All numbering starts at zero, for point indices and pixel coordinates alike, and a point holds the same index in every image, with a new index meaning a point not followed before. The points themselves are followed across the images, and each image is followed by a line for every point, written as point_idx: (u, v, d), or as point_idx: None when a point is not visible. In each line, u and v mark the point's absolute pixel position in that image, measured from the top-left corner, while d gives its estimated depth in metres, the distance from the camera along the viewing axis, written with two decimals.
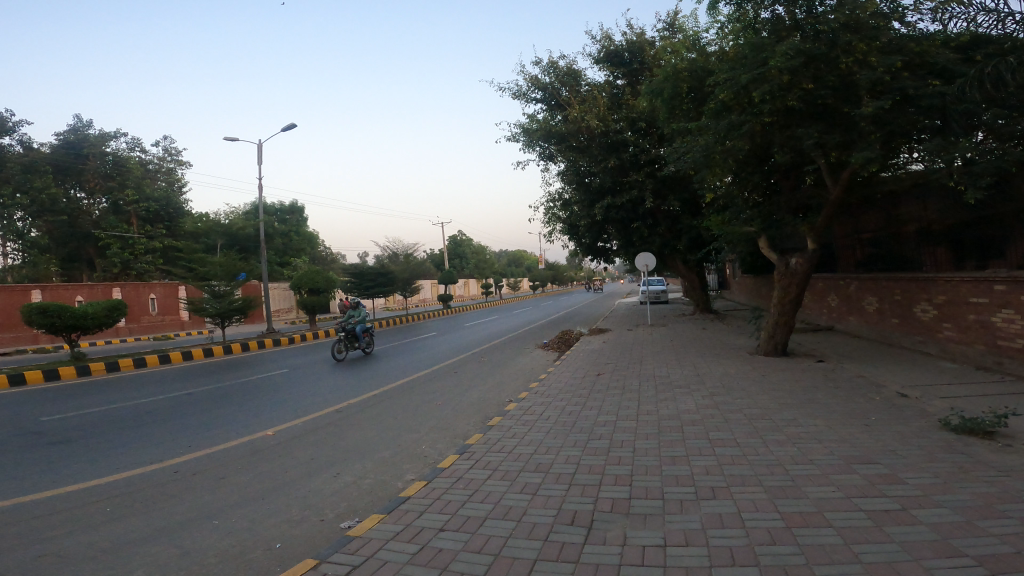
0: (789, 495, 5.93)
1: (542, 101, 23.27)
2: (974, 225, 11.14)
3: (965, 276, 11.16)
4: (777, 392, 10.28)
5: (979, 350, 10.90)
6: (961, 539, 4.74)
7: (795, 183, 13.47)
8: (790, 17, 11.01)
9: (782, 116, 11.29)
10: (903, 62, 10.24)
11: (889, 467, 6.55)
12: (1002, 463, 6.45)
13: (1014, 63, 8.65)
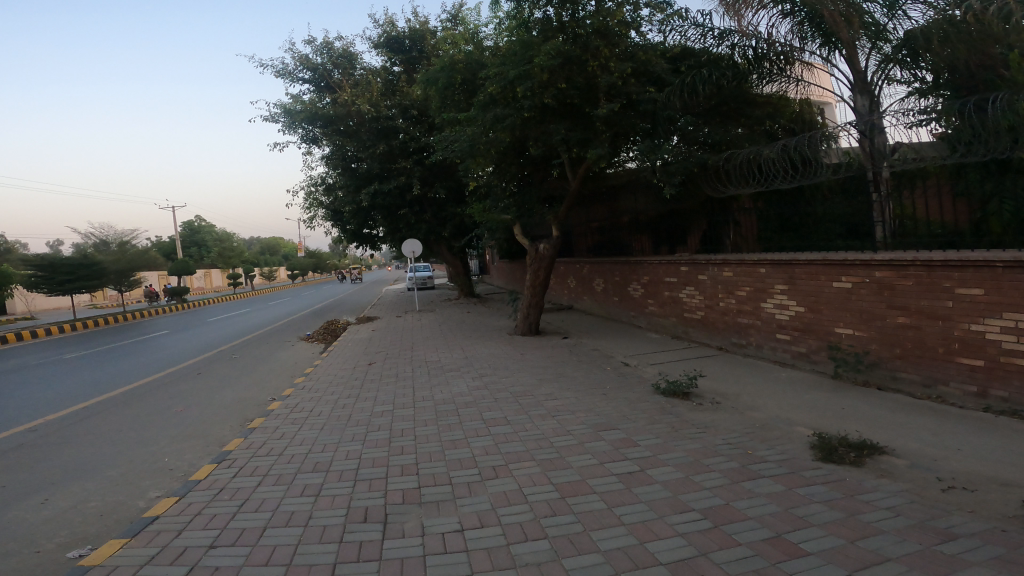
0: (556, 467, 6.45)
1: (310, 81, 21.70)
2: (667, 216, 13.20)
3: (660, 260, 13.19)
4: (535, 368, 11.12)
5: (671, 321, 12.97)
6: (688, 493, 5.59)
7: (543, 174, 14.36)
8: (557, 18, 11.73)
9: (538, 113, 12.09)
10: (632, 69, 11.64)
11: (627, 431, 7.51)
12: (702, 421, 7.73)
13: (705, 75, 10.87)
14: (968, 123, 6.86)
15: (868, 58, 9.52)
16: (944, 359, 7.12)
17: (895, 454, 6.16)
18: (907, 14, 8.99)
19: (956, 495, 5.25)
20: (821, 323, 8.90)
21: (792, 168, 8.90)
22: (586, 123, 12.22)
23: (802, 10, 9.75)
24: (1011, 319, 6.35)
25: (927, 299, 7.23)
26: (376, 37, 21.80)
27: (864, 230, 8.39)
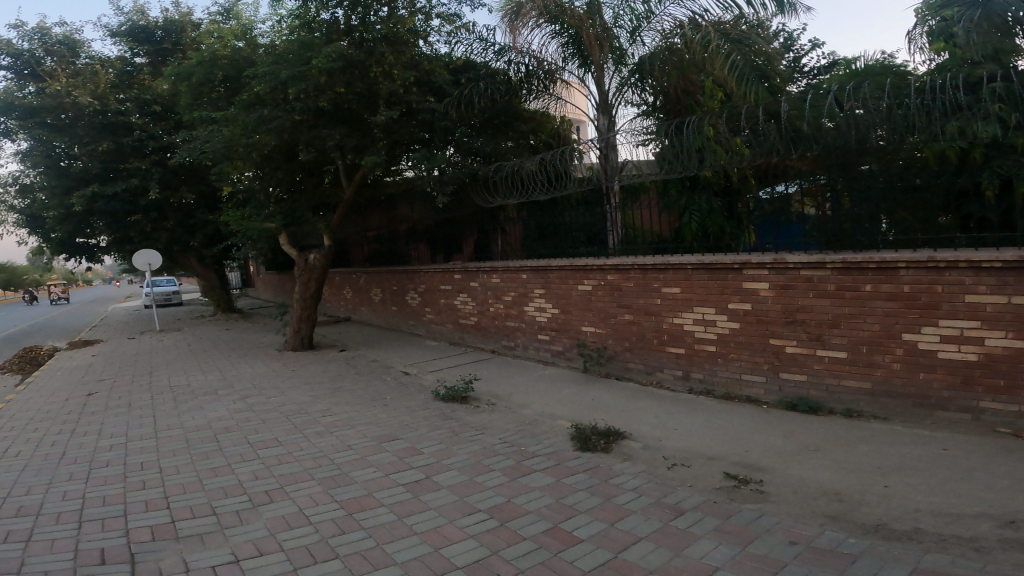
0: (341, 484, 5.49)
1: (8, 67, 18.27)
2: (442, 225, 12.54)
3: (436, 268, 12.56)
4: (305, 385, 10.17)
5: (448, 327, 12.40)
6: (473, 495, 5.07)
7: (316, 182, 13.66)
8: (345, 21, 10.92)
9: (312, 115, 11.06)
10: (415, 78, 11.17)
11: (411, 440, 6.58)
12: (480, 421, 7.04)
13: (482, 88, 10.72)
14: (671, 144, 7.16)
15: (611, 79, 9.90)
16: (658, 349, 7.41)
17: (632, 436, 6.05)
18: (644, 39, 9.51)
19: (678, 472, 5.18)
20: (573, 321, 8.74)
21: (547, 181, 8.74)
22: (366, 131, 11.39)
23: (568, 30, 9.82)
24: (700, 311, 6.82)
25: (643, 299, 7.53)
26: (113, 24, 19.32)
27: (598, 235, 8.48)
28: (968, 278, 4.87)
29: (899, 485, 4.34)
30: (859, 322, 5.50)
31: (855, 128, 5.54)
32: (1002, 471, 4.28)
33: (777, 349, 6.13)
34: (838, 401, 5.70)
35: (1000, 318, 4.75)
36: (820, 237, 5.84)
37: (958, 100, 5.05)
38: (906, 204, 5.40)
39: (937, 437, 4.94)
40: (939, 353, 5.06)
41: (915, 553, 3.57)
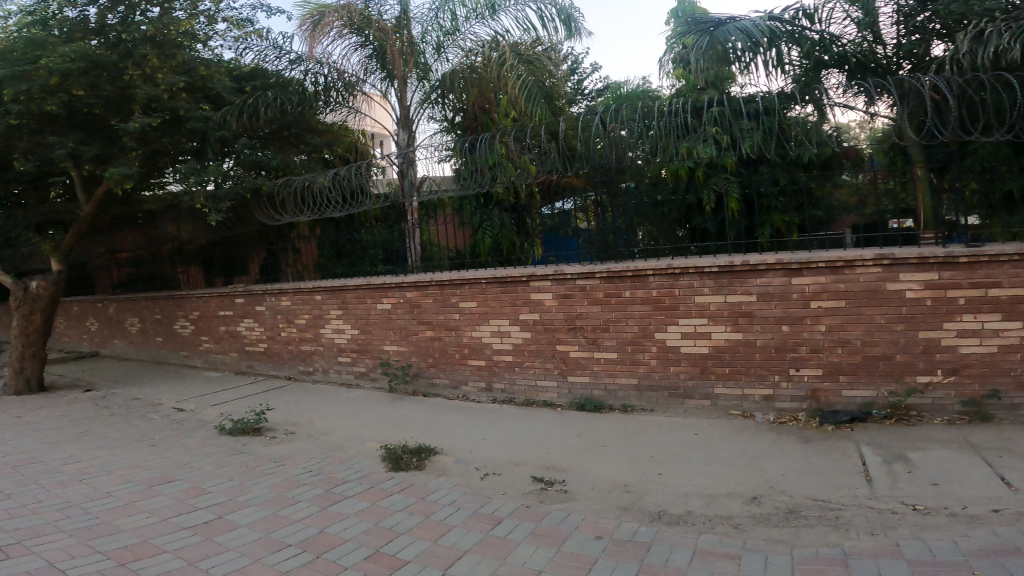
0: (101, 533, 4.46)
1: None
2: (222, 245, 10.46)
3: (213, 291, 10.31)
4: (37, 430, 7.95)
5: (232, 356, 10.21)
6: (280, 529, 4.40)
7: (42, 195, 11.31)
8: (98, 19, 8.84)
9: (35, 120, 8.75)
10: (186, 83, 9.19)
11: (191, 480, 5.52)
12: (278, 453, 6.09)
13: (270, 97, 9.26)
14: (467, 161, 6.88)
15: (413, 93, 9.20)
16: (460, 363, 7.10)
17: (444, 451, 5.64)
18: (448, 56, 8.99)
19: (491, 481, 4.99)
20: (373, 341, 7.99)
21: (342, 199, 8.12)
22: (114, 140, 9.24)
23: (373, 44, 8.92)
24: (496, 324, 6.74)
25: (442, 314, 7.18)
26: None
27: (396, 253, 8.09)
28: (696, 282, 5.59)
29: (670, 472, 4.74)
30: (624, 325, 5.94)
31: (614, 147, 5.95)
32: (743, 449, 4.91)
33: (564, 354, 6.32)
34: (616, 398, 6.09)
35: (721, 315, 5.52)
36: (588, 248, 6.28)
37: (687, 124, 5.78)
38: (651, 218, 6.03)
39: (691, 423, 5.55)
40: (683, 348, 5.71)
41: (691, 535, 3.88)
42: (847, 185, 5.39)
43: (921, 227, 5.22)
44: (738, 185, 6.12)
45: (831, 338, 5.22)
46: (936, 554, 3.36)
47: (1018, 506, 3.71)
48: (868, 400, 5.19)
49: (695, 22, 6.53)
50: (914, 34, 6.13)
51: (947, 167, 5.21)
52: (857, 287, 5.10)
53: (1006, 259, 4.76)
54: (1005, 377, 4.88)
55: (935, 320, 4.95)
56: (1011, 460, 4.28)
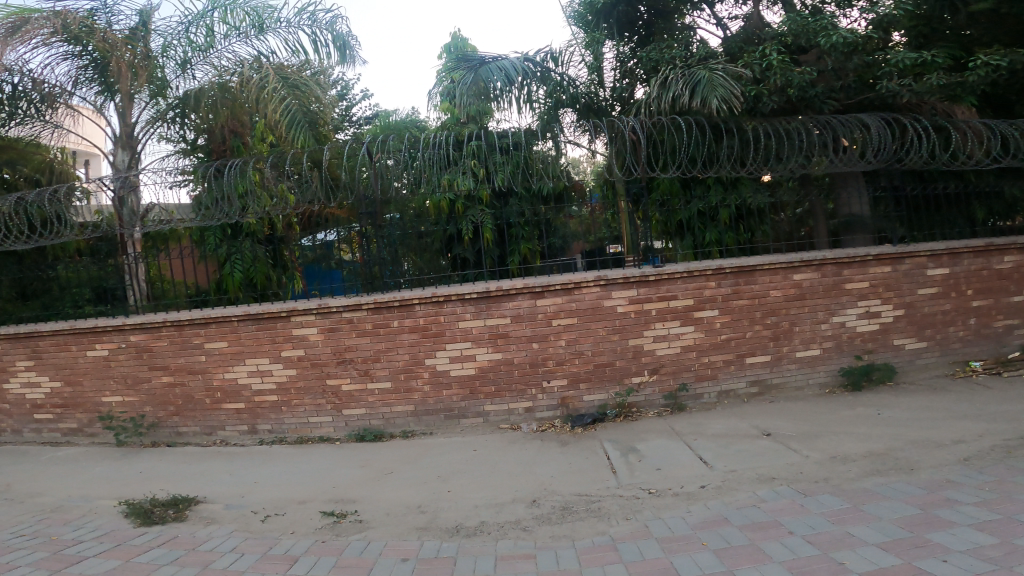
0: None
1: None
2: None
3: None
4: None
5: None
6: None
7: None
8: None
9: None
10: None
11: None
12: None
13: None
14: (210, 189, 6.20)
15: (142, 111, 7.81)
16: (213, 409, 6.26)
17: (206, 499, 4.92)
18: (195, 74, 7.76)
19: (274, 521, 4.48)
20: (87, 394, 6.51)
21: (28, 229, 6.68)
22: None
23: (93, 54, 7.35)
24: (253, 363, 6.12)
25: (182, 357, 6.24)
26: None
27: (110, 290, 6.55)
28: (458, 308, 5.83)
29: (458, 488, 4.78)
30: (394, 355, 5.92)
31: (379, 177, 5.97)
32: (514, 457, 5.22)
33: (335, 389, 6.02)
34: (394, 425, 6.00)
35: (482, 338, 5.84)
36: (354, 281, 6.08)
37: (448, 157, 6.03)
38: (415, 248, 6.13)
39: (468, 441, 5.70)
40: (452, 372, 5.89)
41: (489, 544, 3.94)
42: (577, 216, 6.09)
43: (626, 251, 6.10)
44: (492, 217, 6.37)
45: (570, 351, 5.85)
46: (675, 530, 3.86)
47: (716, 480, 4.49)
48: (602, 402, 5.91)
49: (464, 57, 6.93)
50: (623, 77, 7.40)
51: (638, 200, 6.15)
52: (583, 305, 5.83)
53: (679, 276, 5.93)
54: (689, 373, 6.00)
55: (639, 329, 5.89)
56: (705, 441, 5.19)
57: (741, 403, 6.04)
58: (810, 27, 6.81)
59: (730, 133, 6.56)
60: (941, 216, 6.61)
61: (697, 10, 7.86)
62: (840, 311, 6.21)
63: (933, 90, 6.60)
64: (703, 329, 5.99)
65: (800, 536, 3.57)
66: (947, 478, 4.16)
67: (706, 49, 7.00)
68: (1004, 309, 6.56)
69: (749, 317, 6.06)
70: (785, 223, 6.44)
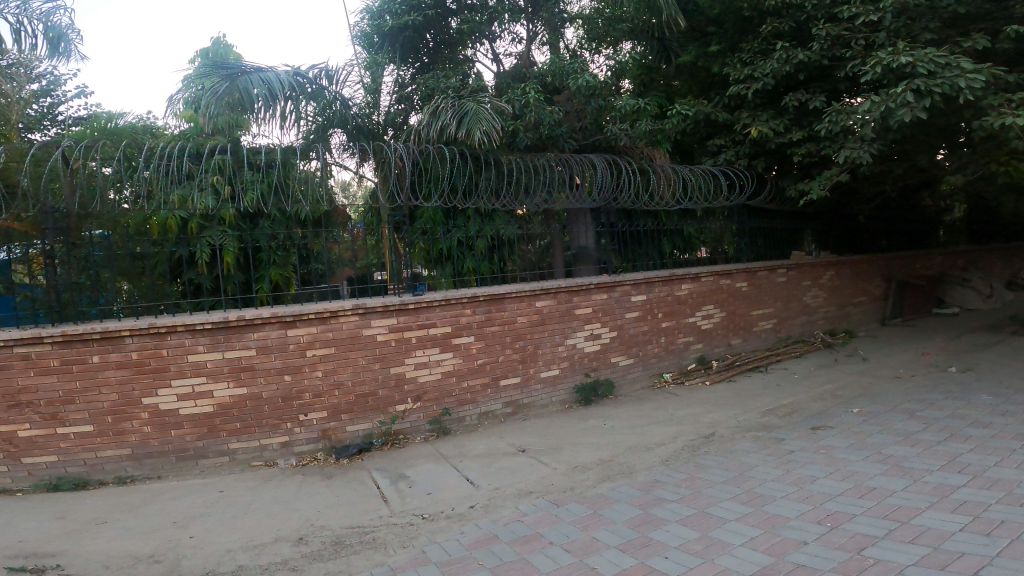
0: None
1: None
2: None
3: None
4: None
5: None
6: None
7: None
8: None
9: None
10: None
11: None
12: None
13: None
14: None
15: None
16: None
17: None
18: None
19: None
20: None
21: None
22: None
23: None
24: None
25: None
26: None
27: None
28: (187, 340, 5.15)
29: (203, 532, 4.27)
30: (96, 395, 4.98)
31: (80, 191, 5.27)
32: (272, 495, 4.82)
33: (10, 436, 4.89)
34: (104, 472, 5.06)
35: (220, 372, 5.24)
36: (32, 309, 5.06)
37: (182, 170, 5.47)
38: (127, 272, 5.28)
39: (211, 483, 5.10)
40: (181, 411, 5.16)
41: None
42: (340, 242, 5.85)
43: (389, 279, 6.07)
44: (235, 239, 5.76)
45: (328, 382, 5.59)
46: (451, 553, 3.88)
47: (483, 499, 4.64)
48: (368, 432, 5.76)
49: (220, 64, 6.43)
50: (399, 102, 7.66)
51: (400, 227, 6.20)
52: (340, 335, 5.62)
53: (437, 305, 6.07)
54: (450, 398, 6.15)
55: (401, 357, 5.89)
56: (470, 461, 5.35)
57: (497, 422, 6.37)
58: (563, 69, 7.58)
59: (488, 166, 6.95)
60: (642, 249, 7.84)
61: (478, 45, 8.29)
62: (572, 334, 6.91)
63: (643, 136, 7.88)
64: (461, 355, 6.20)
65: (559, 545, 3.83)
66: (655, 479, 4.79)
67: (479, 83, 7.41)
68: (683, 328, 7.99)
69: (501, 342, 6.43)
70: (533, 254, 7.02)
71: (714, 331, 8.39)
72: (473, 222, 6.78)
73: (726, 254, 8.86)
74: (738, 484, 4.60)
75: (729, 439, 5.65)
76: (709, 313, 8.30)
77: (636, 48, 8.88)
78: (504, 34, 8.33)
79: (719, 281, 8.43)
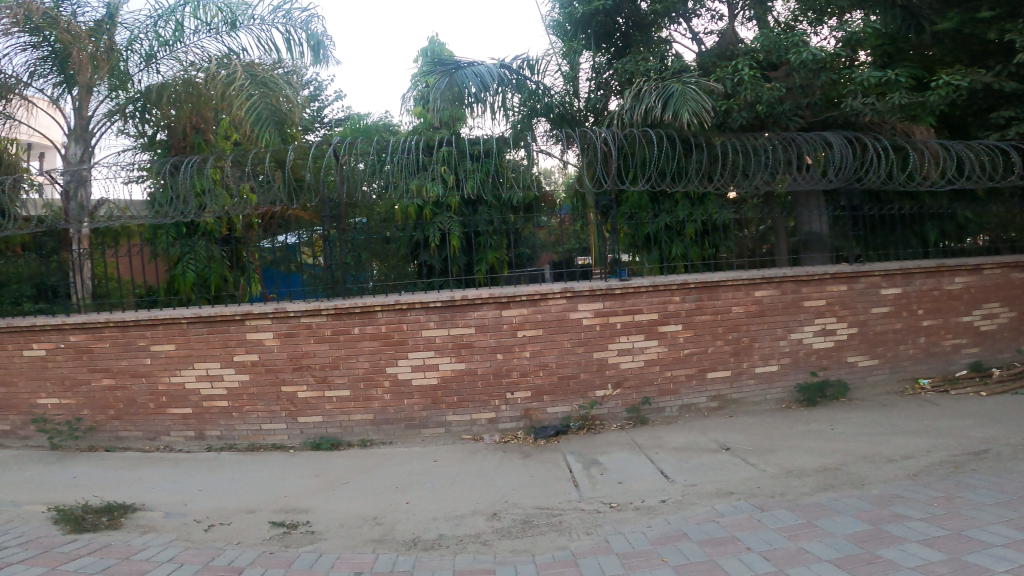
0: None
1: None
2: None
3: None
4: None
5: None
6: None
7: None
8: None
9: None
10: None
11: None
12: None
13: None
14: (166, 186, 5.91)
15: (100, 104, 7.35)
16: (157, 413, 5.93)
17: (146, 506, 4.73)
18: (161, 68, 7.38)
19: (218, 532, 4.34)
20: (20, 395, 6.06)
21: None
22: None
23: (52, 47, 6.89)
24: (202, 367, 5.82)
25: (125, 359, 5.88)
26: None
27: (52, 287, 6.13)
28: (422, 316, 5.71)
29: (417, 499, 4.72)
30: (354, 362, 5.72)
31: (346, 180, 5.88)
32: (473, 469, 5.16)
33: (291, 396, 5.78)
34: (352, 434, 5.80)
35: (445, 347, 5.73)
36: (316, 285, 5.89)
37: (418, 162, 5.90)
38: (380, 255, 6.00)
39: (428, 451, 5.60)
40: (413, 381, 5.74)
41: (447, 558, 3.88)
42: (546, 226, 6.04)
43: (593, 263, 6.10)
44: (461, 224, 6.43)
45: (534, 363, 5.82)
46: (635, 546, 3.84)
47: (675, 494, 4.51)
48: (566, 415, 5.91)
49: (440, 61, 6.93)
50: (598, 88, 7.51)
51: (608, 212, 6.22)
52: (548, 317, 5.81)
53: (645, 290, 5.98)
54: (651, 387, 6.06)
55: (604, 342, 5.92)
56: (665, 454, 5.24)
57: (701, 417, 6.13)
58: (781, 43, 7.01)
59: (699, 147, 6.70)
60: (897, 236, 6.88)
61: (674, 24, 7.95)
62: (798, 328, 6.38)
63: (896, 109, 6.87)
64: (667, 343, 6.06)
65: (756, 552, 3.60)
66: (895, 493, 4.27)
67: (681, 63, 7.04)
68: (952, 328, 6.92)
69: (711, 333, 6.17)
70: (749, 239, 6.51)
71: (1000, 334, 7.12)
72: (683, 206, 6.78)
73: (1016, 242, 7.35)
74: (1015, 508, 3.91)
75: (1009, 458, 4.83)
76: (991, 312, 7.07)
77: (870, 19, 7.79)
78: (701, 11, 7.90)
79: (1011, 274, 7.11)
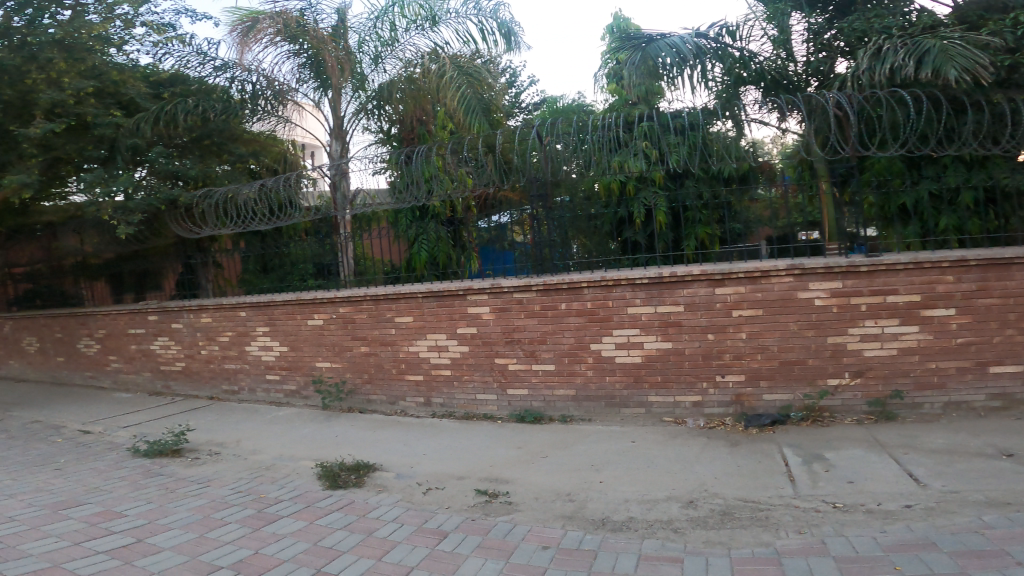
0: (4, 559, 3.79)
1: None
2: (136, 258, 8.96)
3: (120, 309, 8.83)
4: None
5: (145, 377, 8.72)
6: (209, 551, 3.94)
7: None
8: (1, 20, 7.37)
9: None
10: (96, 88, 7.90)
11: (101, 503, 4.80)
12: (203, 474, 5.46)
13: (190, 105, 8.10)
14: (402, 174, 6.58)
15: (348, 104, 8.40)
16: (397, 378, 6.72)
17: (382, 467, 5.33)
18: (385, 67, 8.23)
19: (434, 495, 4.75)
20: (305, 358, 7.28)
21: (269, 211, 7.28)
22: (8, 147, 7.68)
23: (309, 52, 8.08)
24: (432, 338, 6.46)
25: (378, 329, 6.76)
26: None
27: (327, 266, 7.33)
28: (628, 293, 5.67)
29: (612, 479, 4.72)
30: (560, 337, 5.90)
31: (549, 161, 5.96)
32: (676, 454, 5.03)
33: (502, 367, 6.16)
34: (554, 409, 6.00)
35: (652, 325, 5.64)
36: (524, 262, 6.20)
37: (619, 138, 5.83)
38: (584, 231, 6.08)
39: (626, 431, 5.57)
40: (616, 358, 5.75)
41: (635, 541, 3.84)
42: (760, 199, 5.61)
43: (826, 238, 5.62)
44: (667, 199, 6.14)
45: (752, 345, 5.49)
46: (860, 550, 3.46)
47: (927, 500, 3.97)
48: (786, 403, 5.50)
49: (629, 37, 6.75)
50: (820, 51, 6.67)
51: (847, 181, 5.54)
52: (772, 295, 5.41)
53: (901, 268, 5.24)
54: (906, 378, 5.33)
55: (842, 326, 5.35)
56: (918, 456, 4.61)
57: (978, 418, 5.22)
58: None
59: (975, 107, 5.74)
60: None
61: None
62: None
63: None
64: (932, 330, 5.25)
65: None
66: None
67: (933, 18, 6.02)
68: None
69: (1000, 319, 5.19)
70: None
71: None
72: (956, 171, 5.74)
73: None
74: None
75: None
76: None
77: None
78: None
79: None
